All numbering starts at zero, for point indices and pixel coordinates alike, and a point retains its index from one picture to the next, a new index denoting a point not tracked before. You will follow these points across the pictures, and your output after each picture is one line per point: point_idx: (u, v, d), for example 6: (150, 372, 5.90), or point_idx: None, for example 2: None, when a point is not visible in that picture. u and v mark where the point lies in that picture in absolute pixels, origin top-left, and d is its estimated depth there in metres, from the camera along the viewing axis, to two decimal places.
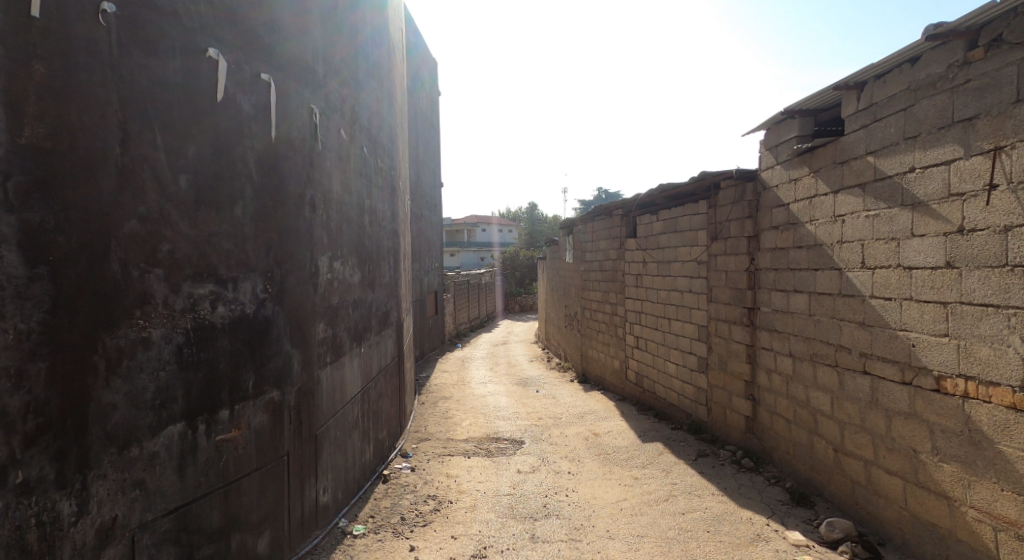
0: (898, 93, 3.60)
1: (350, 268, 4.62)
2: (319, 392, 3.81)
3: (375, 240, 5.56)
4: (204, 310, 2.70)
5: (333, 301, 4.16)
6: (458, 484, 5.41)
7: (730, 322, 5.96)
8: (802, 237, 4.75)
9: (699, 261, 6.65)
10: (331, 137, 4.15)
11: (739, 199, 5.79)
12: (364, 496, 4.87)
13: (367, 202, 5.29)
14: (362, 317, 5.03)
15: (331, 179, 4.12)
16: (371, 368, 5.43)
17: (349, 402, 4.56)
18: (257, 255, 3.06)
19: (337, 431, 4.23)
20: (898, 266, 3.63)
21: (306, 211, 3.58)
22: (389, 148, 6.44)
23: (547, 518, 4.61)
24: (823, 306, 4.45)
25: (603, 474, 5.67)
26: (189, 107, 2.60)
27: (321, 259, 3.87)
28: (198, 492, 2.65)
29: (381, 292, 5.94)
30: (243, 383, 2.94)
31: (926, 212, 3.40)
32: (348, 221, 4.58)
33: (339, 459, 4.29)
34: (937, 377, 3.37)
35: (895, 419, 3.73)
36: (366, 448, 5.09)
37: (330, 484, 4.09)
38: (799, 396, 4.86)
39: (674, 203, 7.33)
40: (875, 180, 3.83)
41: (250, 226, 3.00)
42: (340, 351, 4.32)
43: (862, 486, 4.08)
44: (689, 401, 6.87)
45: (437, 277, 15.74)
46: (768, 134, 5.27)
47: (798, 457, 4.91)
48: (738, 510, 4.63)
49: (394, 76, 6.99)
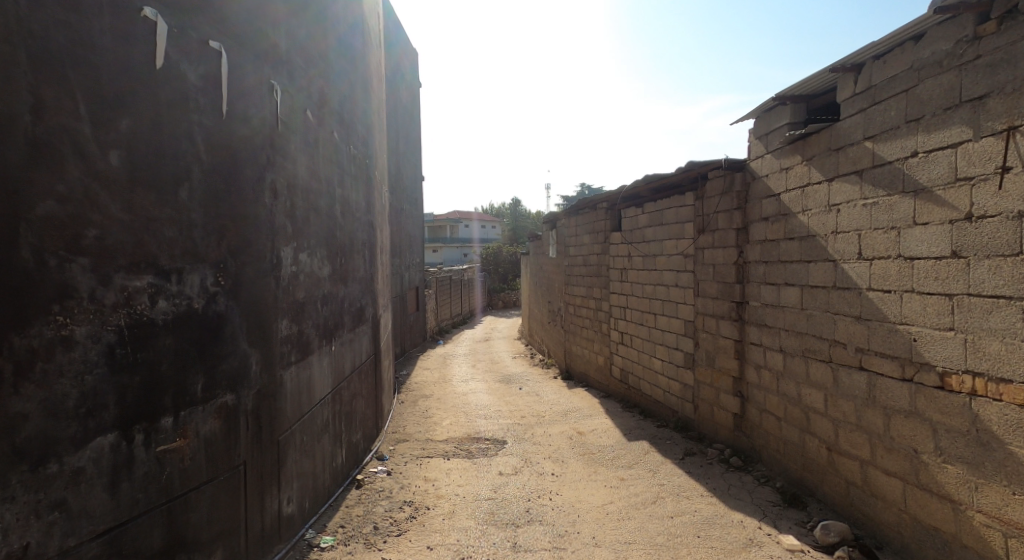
0: (899, 74, 3.40)
1: (318, 260, 4.34)
2: (281, 394, 3.52)
3: (347, 232, 5.28)
4: (142, 305, 2.41)
5: (298, 296, 3.88)
6: (436, 488, 5.16)
7: (717, 317, 5.76)
8: (794, 228, 4.56)
9: (685, 254, 6.45)
10: (297, 120, 3.86)
11: (727, 190, 5.58)
12: (334, 504, 4.59)
13: (339, 192, 4.99)
14: (333, 314, 4.74)
15: (296, 164, 3.83)
16: (344, 368, 5.14)
17: (317, 404, 4.29)
18: (205, 244, 2.77)
19: (303, 435, 3.95)
20: (898, 257, 3.43)
21: (264, 197, 3.29)
22: (364, 135, 6.14)
23: (529, 525, 4.38)
24: (817, 300, 4.26)
25: (588, 475, 5.45)
26: (122, 75, 2.31)
27: (283, 250, 3.58)
28: (134, 512, 2.37)
29: (355, 287, 5.65)
30: (189, 386, 2.66)
31: (930, 198, 3.20)
32: (316, 210, 4.28)
33: (305, 465, 4.00)
34: (941, 373, 3.18)
35: (894, 418, 3.54)
36: (337, 452, 4.81)
37: (295, 493, 3.80)
38: (790, 392, 4.67)
39: (659, 195, 7.12)
40: (873, 167, 3.63)
41: (198, 211, 2.71)
42: (306, 350, 4.04)
43: (858, 487, 3.90)
44: (674, 398, 6.68)
45: (418, 273, 15.42)
46: (757, 123, 5.08)
47: (789, 457, 4.72)
48: (729, 513, 4.43)
49: (371, 61, 6.68)
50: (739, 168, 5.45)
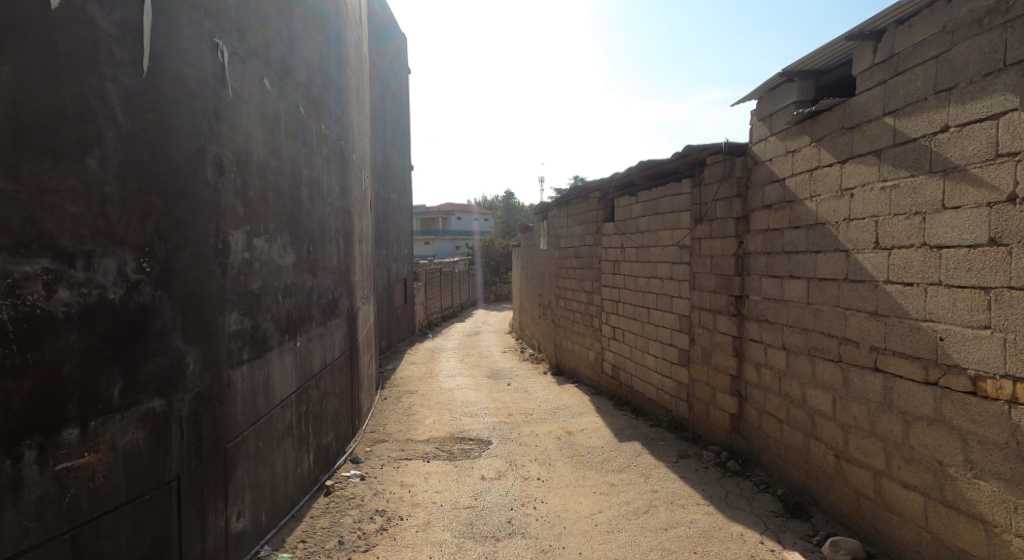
0: (928, 39, 3.03)
1: (280, 247, 3.93)
2: (229, 398, 3.13)
3: (317, 217, 4.86)
4: (34, 295, 2.07)
5: (253, 286, 3.48)
6: (412, 495, 4.77)
7: (714, 312, 5.39)
8: (800, 216, 4.19)
9: (681, 245, 6.08)
10: (250, 87, 3.43)
11: (726, 177, 5.21)
12: (298, 514, 4.21)
13: (307, 173, 4.56)
14: (298, 306, 4.34)
15: (249, 137, 3.41)
16: (313, 365, 4.74)
17: (278, 405, 3.89)
18: (125, 224, 2.39)
19: (259, 441, 3.56)
20: (923, 246, 3.07)
21: (206, 172, 2.89)
22: (339, 114, 5.70)
23: (510, 539, 4.04)
24: (826, 294, 3.90)
25: (577, 481, 5.08)
26: (3, 18, 1.96)
27: (232, 234, 3.18)
28: (22, 544, 2.04)
29: (327, 277, 5.23)
30: (102, 391, 2.30)
31: (964, 178, 2.84)
32: (277, 191, 3.87)
33: (262, 475, 3.61)
34: (973, 377, 2.82)
35: (914, 425, 3.18)
36: (303, 458, 4.41)
37: (248, 506, 3.41)
38: (793, 392, 4.32)
39: (654, 183, 6.74)
40: (894, 145, 3.26)
41: (115, 185, 2.34)
42: (264, 346, 3.64)
43: (870, 500, 3.55)
44: (668, 397, 6.32)
45: (406, 265, 14.98)
46: (761, 102, 4.70)
47: (791, 463, 4.37)
48: (726, 525, 4.09)
49: (348, 35, 6.22)
50: (740, 152, 5.08)
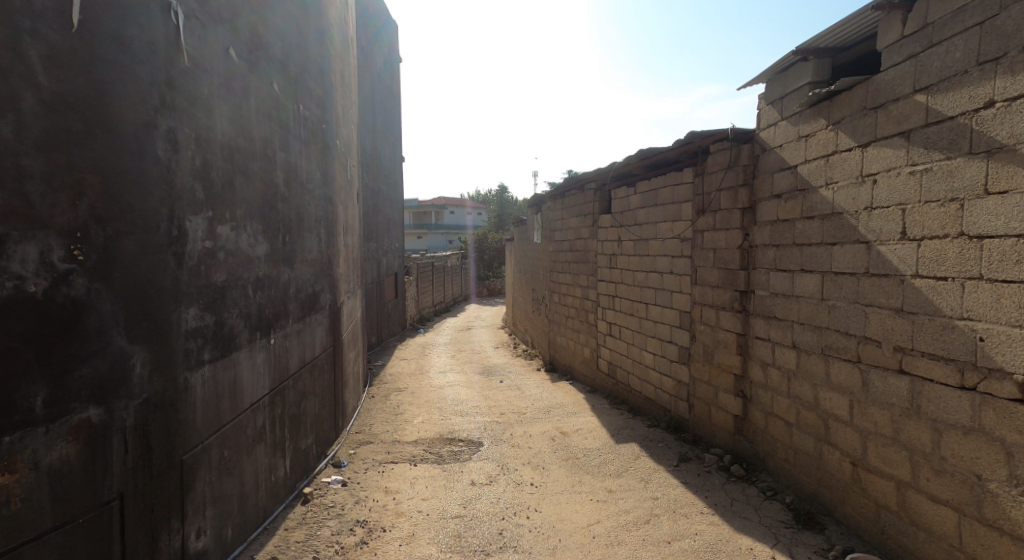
0: (970, 4, 2.75)
1: (250, 236, 3.59)
2: (188, 404, 2.80)
3: (295, 204, 4.52)
4: None
5: (217, 278, 3.13)
6: (396, 503, 4.44)
7: (717, 307, 5.09)
8: (813, 205, 3.88)
9: (681, 238, 5.77)
10: (213, 56, 3.08)
11: (731, 165, 4.89)
12: (271, 527, 3.88)
13: (283, 156, 4.22)
14: (271, 300, 3.99)
15: (212, 112, 3.07)
16: (289, 364, 4.39)
17: (248, 409, 3.56)
18: (49, 203, 2.11)
19: (225, 449, 3.23)
20: (960, 236, 2.80)
21: (160, 148, 2.57)
22: (321, 95, 5.34)
23: (501, 553, 3.73)
24: (843, 289, 3.60)
25: (572, 486, 4.77)
26: None
27: (192, 220, 2.85)
28: None
29: (306, 269, 4.89)
30: (19, 400, 2.03)
31: (1012, 159, 2.58)
32: (247, 173, 3.54)
33: (227, 487, 3.27)
34: (1020, 383, 2.56)
35: (948, 434, 2.91)
36: (276, 464, 4.08)
37: (211, 522, 3.08)
38: (804, 394, 4.02)
39: (653, 172, 6.42)
40: (926, 125, 2.98)
41: (36, 157, 2.07)
42: (230, 344, 3.31)
43: (892, 513, 3.27)
44: (667, 396, 6.03)
45: (397, 258, 14.61)
46: (770, 85, 4.39)
47: (801, 469, 4.08)
48: (734, 537, 3.80)
49: (332, 13, 5.86)
50: (746, 139, 4.77)
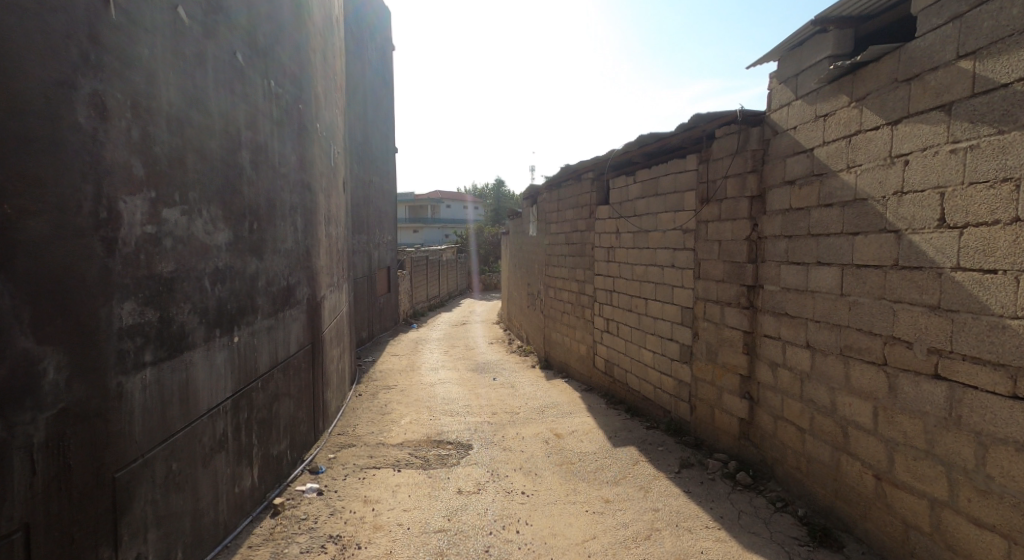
0: None
1: (209, 220, 3.21)
2: (122, 413, 2.43)
3: (265, 188, 4.13)
4: None
5: (164, 268, 2.75)
6: (375, 515, 4.07)
7: (721, 303, 4.72)
8: (832, 192, 3.50)
9: (683, 229, 5.39)
10: (159, 11, 2.71)
11: (739, 150, 4.51)
12: (232, 544, 3.52)
13: (251, 134, 3.84)
14: (235, 292, 3.61)
15: (159, 76, 2.69)
16: (257, 363, 4.00)
17: (206, 416, 3.18)
18: None
19: (176, 462, 2.86)
20: (1016, 222, 2.46)
21: (80, 111, 2.22)
22: (297, 72, 4.94)
23: None
24: (867, 284, 3.23)
25: (566, 496, 4.40)
26: None
27: (129, 201, 2.47)
28: None
29: (279, 260, 4.49)
30: None
31: None
32: (206, 148, 3.16)
33: (177, 504, 2.90)
34: None
35: (996, 449, 2.56)
36: (241, 474, 3.70)
37: (155, 544, 2.71)
38: (817, 397, 3.67)
39: (654, 160, 6.03)
40: (973, 95, 2.63)
41: None
42: (183, 344, 2.92)
43: (923, 533, 2.92)
44: (667, 397, 5.67)
45: (389, 251, 14.19)
46: (783, 62, 4.01)
47: (815, 479, 3.72)
48: (743, 556, 3.44)
49: None
50: (756, 121, 4.39)
